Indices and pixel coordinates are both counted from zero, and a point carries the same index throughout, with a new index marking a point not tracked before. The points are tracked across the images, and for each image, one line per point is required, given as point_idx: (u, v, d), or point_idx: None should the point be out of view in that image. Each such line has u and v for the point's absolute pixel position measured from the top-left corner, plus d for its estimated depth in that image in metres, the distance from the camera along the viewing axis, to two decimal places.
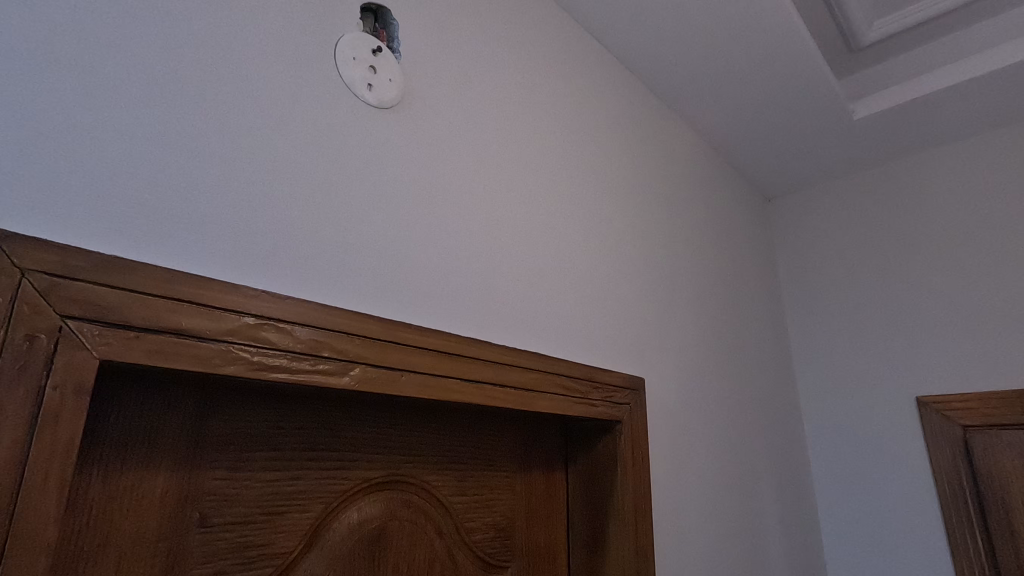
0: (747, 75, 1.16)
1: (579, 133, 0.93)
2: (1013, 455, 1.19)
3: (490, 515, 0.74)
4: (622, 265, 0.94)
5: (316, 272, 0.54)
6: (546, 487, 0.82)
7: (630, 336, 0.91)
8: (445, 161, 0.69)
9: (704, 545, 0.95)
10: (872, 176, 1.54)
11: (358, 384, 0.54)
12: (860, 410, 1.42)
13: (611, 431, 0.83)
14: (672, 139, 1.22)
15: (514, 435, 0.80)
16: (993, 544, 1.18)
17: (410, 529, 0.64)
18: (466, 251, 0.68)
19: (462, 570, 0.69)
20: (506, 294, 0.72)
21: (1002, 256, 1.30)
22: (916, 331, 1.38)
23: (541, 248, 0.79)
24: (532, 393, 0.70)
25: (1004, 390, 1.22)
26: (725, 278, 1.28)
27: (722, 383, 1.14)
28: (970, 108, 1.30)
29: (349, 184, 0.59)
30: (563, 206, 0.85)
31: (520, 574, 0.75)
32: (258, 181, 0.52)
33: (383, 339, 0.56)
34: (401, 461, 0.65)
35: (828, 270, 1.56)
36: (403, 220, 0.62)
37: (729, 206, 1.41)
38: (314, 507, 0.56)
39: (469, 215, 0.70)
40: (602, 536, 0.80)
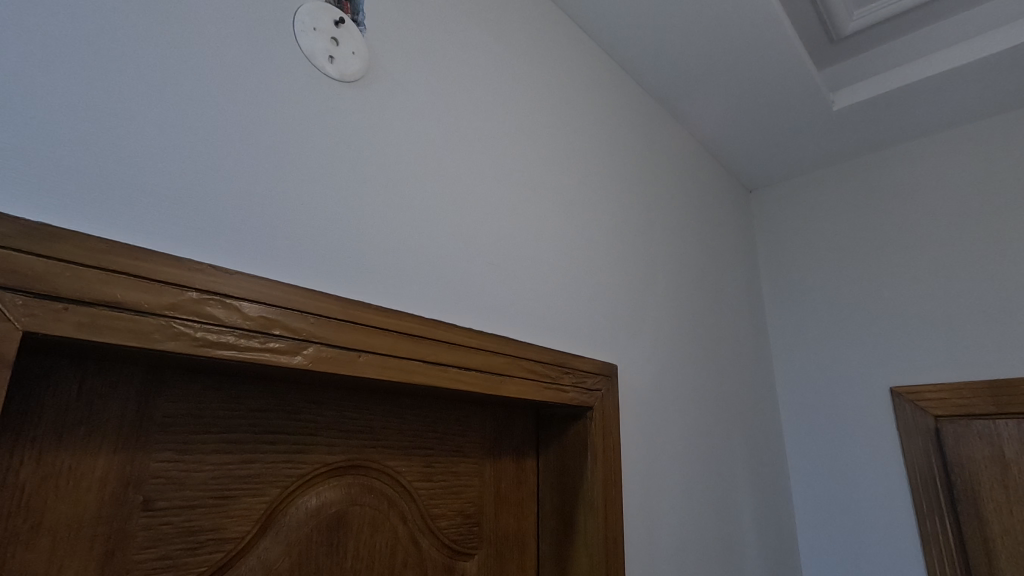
0: (732, 62, 1.13)
1: (557, 119, 0.90)
2: (983, 445, 1.20)
3: (457, 501, 0.73)
4: (596, 253, 0.93)
5: (273, 247, 0.51)
6: (516, 473, 0.82)
7: (602, 322, 0.90)
8: (410, 143, 0.66)
9: (674, 532, 0.96)
10: (862, 164, 1.51)
11: (311, 365, 0.51)
12: (838, 398, 1.42)
13: (582, 417, 0.83)
14: (654, 126, 1.20)
15: (483, 421, 0.79)
16: (962, 531, 1.20)
17: (371, 515, 0.64)
18: (434, 236, 0.66)
19: (426, 557, 0.68)
20: (475, 278, 0.70)
21: (987, 247, 1.28)
22: (896, 320, 1.37)
23: (511, 235, 0.77)
24: (500, 377, 0.69)
25: (979, 382, 1.22)
26: (706, 267, 1.27)
27: (697, 372, 1.13)
28: (964, 95, 1.26)
29: (310, 160, 0.56)
30: (536, 193, 0.83)
31: (486, 560, 0.75)
32: (208, 150, 0.49)
33: (342, 317, 0.53)
34: (363, 445, 0.64)
35: (814, 258, 1.54)
36: (368, 199, 0.60)
37: (710, 196, 1.39)
38: (270, 492, 0.56)
39: (437, 199, 0.68)
40: (572, 521, 0.80)
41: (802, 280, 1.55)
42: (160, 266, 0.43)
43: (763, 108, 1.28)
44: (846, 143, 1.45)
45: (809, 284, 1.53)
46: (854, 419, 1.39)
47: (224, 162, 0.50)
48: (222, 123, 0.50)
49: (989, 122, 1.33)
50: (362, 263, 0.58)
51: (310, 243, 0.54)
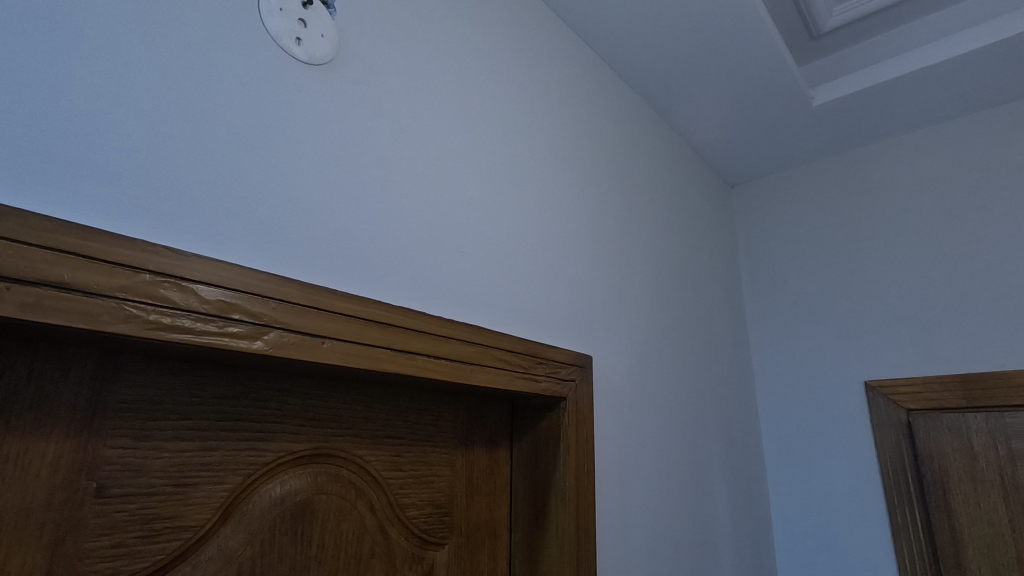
0: (712, 56, 1.13)
1: (534, 109, 0.90)
2: (952, 438, 1.22)
3: (427, 491, 0.73)
4: (573, 244, 0.93)
5: (234, 230, 0.50)
6: (489, 463, 0.82)
7: (578, 313, 0.90)
8: (383, 129, 0.65)
9: (647, 523, 0.96)
10: (841, 160, 1.52)
11: (272, 350, 0.50)
12: (813, 392, 1.44)
13: (555, 408, 0.83)
14: (634, 118, 1.20)
15: (455, 411, 0.79)
16: (930, 522, 1.22)
17: (337, 504, 0.63)
18: (405, 223, 0.65)
19: (394, 546, 0.68)
20: (446, 266, 0.69)
21: (961, 244, 1.30)
22: (872, 315, 1.39)
23: (486, 224, 0.77)
24: (470, 366, 0.69)
25: (950, 376, 1.25)
26: (684, 261, 1.27)
27: (674, 365, 1.14)
28: (941, 93, 1.28)
29: (275, 143, 0.55)
30: (512, 183, 0.83)
31: (456, 550, 0.75)
32: (164, 128, 0.48)
33: (305, 303, 0.52)
34: (330, 434, 0.64)
35: (793, 253, 1.55)
36: (336, 183, 0.59)
37: (690, 190, 1.39)
38: (231, 480, 0.55)
39: (409, 186, 0.67)
40: (543, 512, 0.80)
41: (781, 275, 1.56)
42: (111, 247, 0.42)
43: (744, 102, 1.29)
44: (826, 139, 1.46)
45: (787, 279, 1.55)
46: (828, 412, 1.41)
47: (181, 141, 0.48)
48: (178, 102, 0.49)
49: (965, 121, 1.35)
50: (328, 249, 0.57)
51: (273, 227, 0.53)
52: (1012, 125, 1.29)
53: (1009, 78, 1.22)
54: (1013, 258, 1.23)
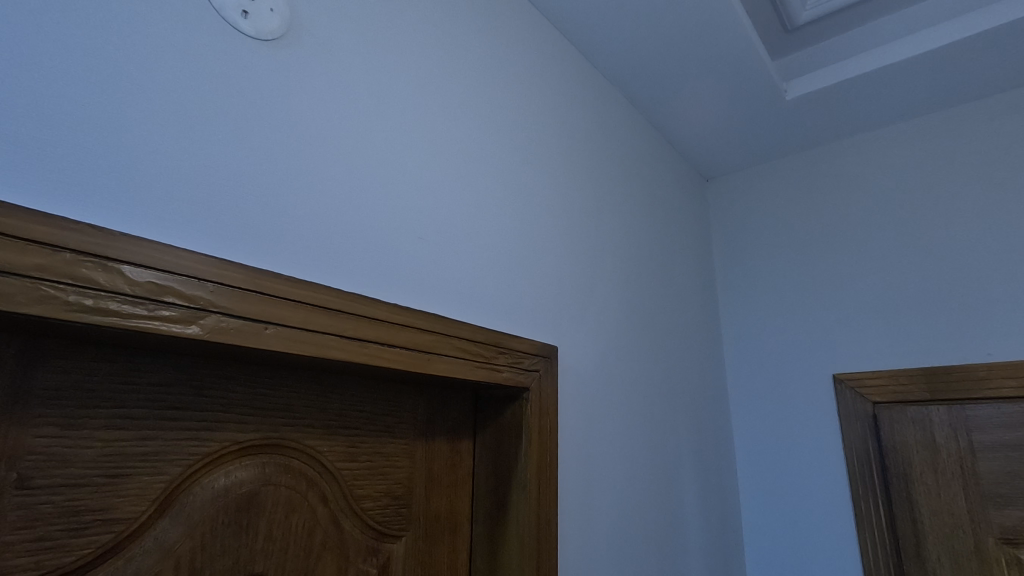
0: (684, 46, 1.12)
1: (501, 94, 0.88)
2: (916, 430, 1.24)
3: (383, 482, 0.71)
4: (541, 233, 0.92)
5: (169, 210, 0.48)
6: (450, 455, 0.81)
7: (544, 302, 0.89)
8: (339, 110, 0.63)
9: (613, 515, 0.96)
10: (814, 154, 1.53)
11: (209, 336, 0.48)
12: (783, 384, 1.45)
13: (518, 398, 0.81)
14: (606, 108, 1.19)
15: (415, 401, 0.77)
16: (893, 513, 1.24)
17: (287, 495, 0.61)
18: (360, 208, 0.64)
19: (348, 539, 0.66)
20: (404, 253, 0.68)
21: (928, 239, 1.31)
22: (841, 309, 1.40)
23: (449, 212, 0.75)
24: (427, 354, 0.67)
25: (914, 369, 1.26)
26: (656, 253, 1.27)
27: (644, 356, 1.14)
28: (910, 89, 1.29)
29: (218, 121, 0.53)
30: (476, 168, 0.81)
31: (414, 542, 0.74)
32: (92, 102, 0.45)
33: (246, 287, 0.50)
34: (280, 424, 0.62)
35: (766, 247, 1.56)
36: (285, 164, 0.57)
37: (663, 183, 1.39)
38: (170, 471, 0.53)
39: (365, 170, 0.65)
40: (505, 504, 0.79)
41: (754, 269, 1.57)
42: (26, 224, 0.39)
43: (718, 95, 1.29)
44: (799, 132, 1.46)
45: (760, 273, 1.56)
46: (797, 405, 1.42)
47: (111, 117, 0.46)
48: (110, 75, 0.47)
49: (935, 118, 1.37)
50: (275, 232, 0.55)
51: (213, 208, 0.51)
52: (979, 123, 1.30)
53: (977, 75, 1.23)
54: (977, 254, 1.24)
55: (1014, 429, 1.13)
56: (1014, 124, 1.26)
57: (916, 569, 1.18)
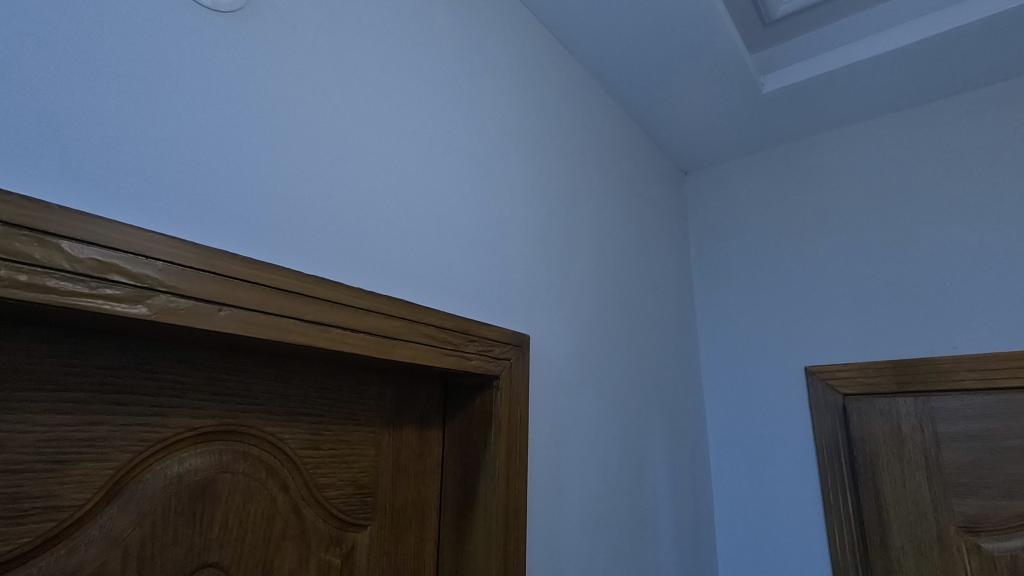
0: (659, 37, 1.13)
1: (473, 79, 0.87)
2: (883, 421, 1.26)
3: (347, 471, 0.70)
4: (513, 221, 0.91)
5: (115, 183, 0.46)
6: (418, 443, 0.80)
7: (516, 290, 0.89)
8: (303, 88, 0.62)
9: (583, 504, 0.96)
10: (789, 149, 1.55)
11: (158, 317, 0.46)
12: (756, 376, 1.47)
13: (488, 387, 0.81)
14: (583, 97, 1.18)
15: (383, 389, 0.76)
16: (860, 502, 1.26)
17: (244, 483, 0.60)
18: (324, 190, 0.62)
19: (309, 528, 0.65)
20: (370, 237, 0.66)
21: (898, 234, 1.34)
22: (813, 302, 1.42)
23: (419, 197, 0.74)
24: (393, 340, 0.66)
25: (883, 362, 1.28)
26: (631, 243, 1.27)
27: (618, 346, 1.14)
28: (883, 85, 1.30)
29: (171, 93, 0.50)
30: (447, 152, 0.80)
31: (379, 532, 0.73)
32: (32, 66, 0.43)
33: (199, 267, 0.49)
34: (238, 410, 0.60)
35: (741, 241, 1.58)
36: (244, 141, 0.55)
37: (640, 174, 1.39)
38: (118, 458, 0.51)
39: (330, 150, 0.63)
40: (473, 493, 0.78)
41: (730, 262, 1.58)
42: None
43: (696, 87, 1.29)
44: (774, 126, 1.48)
45: (735, 266, 1.57)
46: (769, 396, 1.44)
47: (53, 82, 0.44)
48: (52, 40, 0.44)
49: (906, 115, 1.39)
50: (231, 210, 0.53)
51: (162, 183, 0.49)
52: (947, 121, 1.33)
53: (948, 73, 1.25)
54: (944, 249, 1.27)
55: (976, 420, 1.16)
56: (981, 122, 1.29)
57: (881, 557, 1.21)
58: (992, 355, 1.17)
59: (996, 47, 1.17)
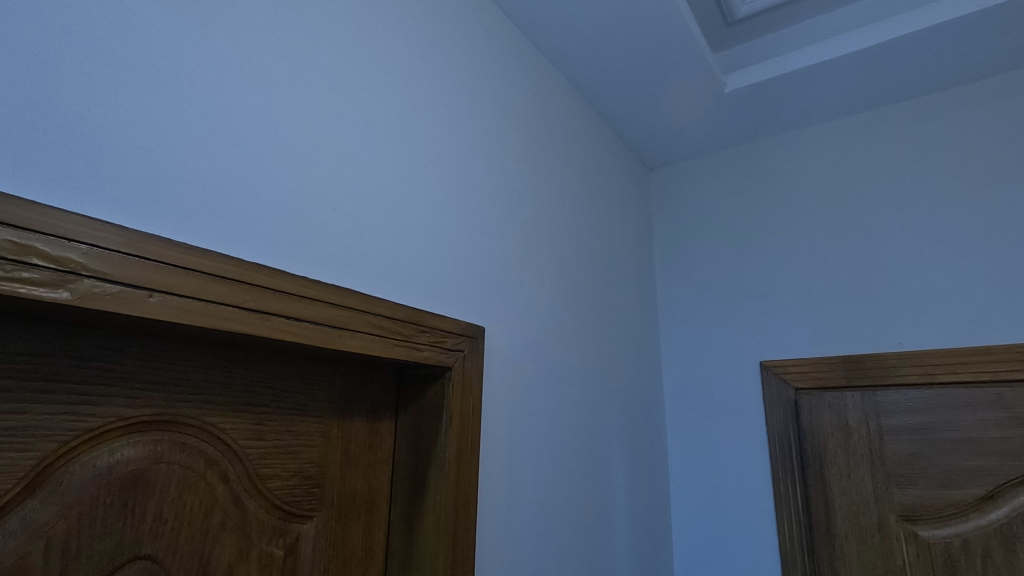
0: (620, 33, 1.14)
1: (432, 68, 0.87)
2: (832, 415, 1.30)
3: (293, 462, 0.69)
4: (470, 213, 0.91)
5: (22, 159, 0.44)
6: (369, 435, 0.79)
7: (473, 282, 0.89)
8: (246, 70, 0.60)
9: (537, 496, 0.96)
10: (750, 149, 1.58)
11: (81, 302, 0.45)
12: (712, 370, 1.50)
13: (440, 378, 0.81)
14: (547, 90, 1.19)
15: (332, 380, 0.75)
16: (808, 493, 1.30)
17: (182, 474, 0.59)
18: (268, 176, 0.61)
19: (251, 520, 0.64)
20: (317, 225, 0.66)
21: (849, 234, 1.38)
22: (768, 299, 1.46)
23: (371, 185, 0.74)
24: (339, 331, 0.65)
25: (834, 358, 1.33)
26: (593, 238, 1.28)
27: (577, 339, 1.15)
28: (837, 88, 1.34)
29: (97, 70, 0.49)
30: (402, 141, 0.79)
31: (326, 524, 0.72)
32: None
33: (128, 251, 0.48)
34: (174, 399, 0.58)
35: (702, 237, 1.60)
36: (179, 124, 0.54)
37: (604, 170, 1.40)
38: (41, 448, 0.49)
39: (276, 137, 0.63)
40: (423, 483, 0.78)
41: (692, 258, 1.61)
42: None
43: (658, 84, 1.31)
44: (736, 126, 1.51)
45: (696, 262, 1.60)
46: (725, 390, 1.47)
47: None
48: None
49: (859, 118, 1.44)
50: (162, 194, 0.52)
51: (88, 165, 0.47)
52: (898, 126, 1.38)
53: (898, 78, 1.30)
54: (892, 250, 1.32)
55: (918, 413, 1.21)
56: (927, 128, 1.34)
57: (826, 544, 1.25)
58: (933, 351, 1.22)
59: (942, 56, 1.22)
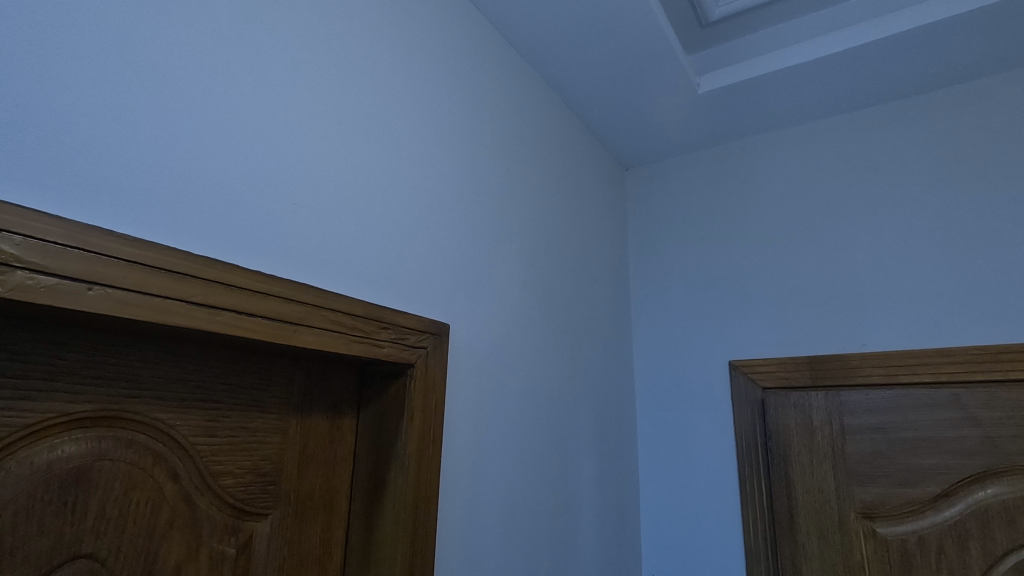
0: (593, 32, 1.15)
1: (399, 61, 0.86)
2: (797, 414, 1.32)
3: (247, 459, 0.68)
4: (437, 208, 0.90)
5: None
6: (329, 431, 0.78)
7: (438, 279, 0.88)
8: (200, 59, 0.59)
9: (501, 494, 0.96)
10: (722, 150, 1.60)
11: (15, 294, 0.44)
12: (682, 368, 1.52)
13: (402, 375, 0.80)
14: (520, 87, 1.19)
15: (291, 376, 0.74)
16: (772, 491, 1.32)
17: (127, 471, 0.57)
18: (223, 168, 0.60)
19: (201, 518, 0.63)
20: (274, 219, 0.65)
21: (816, 236, 1.41)
22: (738, 299, 1.48)
23: (332, 179, 0.72)
24: (295, 326, 0.64)
25: (800, 358, 1.35)
26: (564, 236, 1.29)
27: (546, 336, 1.15)
28: (807, 92, 1.36)
29: (39, 55, 0.47)
30: (366, 134, 0.78)
31: (282, 522, 0.71)
32: None
33: (66, 243, 0.46)
34: (120, 395, 0.57)
35: (675, 237, 1.62)
36: (126, 112, 0.52)
37: (577, 168, 1.40)
38: None
39: (232, 127, 0.61)
40: (383, 480, 0.78)
41: (665, 258, 1.62)
42: None
43: (632, 84, 1.32)
44: (710, 127, 1.52)
45: (669, 261, 1.61)
46: (694, 388, 1.49)
47: None
48: None
49: (829, 122, 1.46)
50: (105, 184, 0.50)
51: (31, 154, 0.46)
52: (865, 131, 1.41)
53: (867, 83, 1.32)
54: (857, 253, 1.34)
55: (879, 413, 1.23)
56: (893, 133, 1.37)
57: (788, 541, 1.28)
58: (894, 352, 1.24)
59: (909, 62, 1.25)
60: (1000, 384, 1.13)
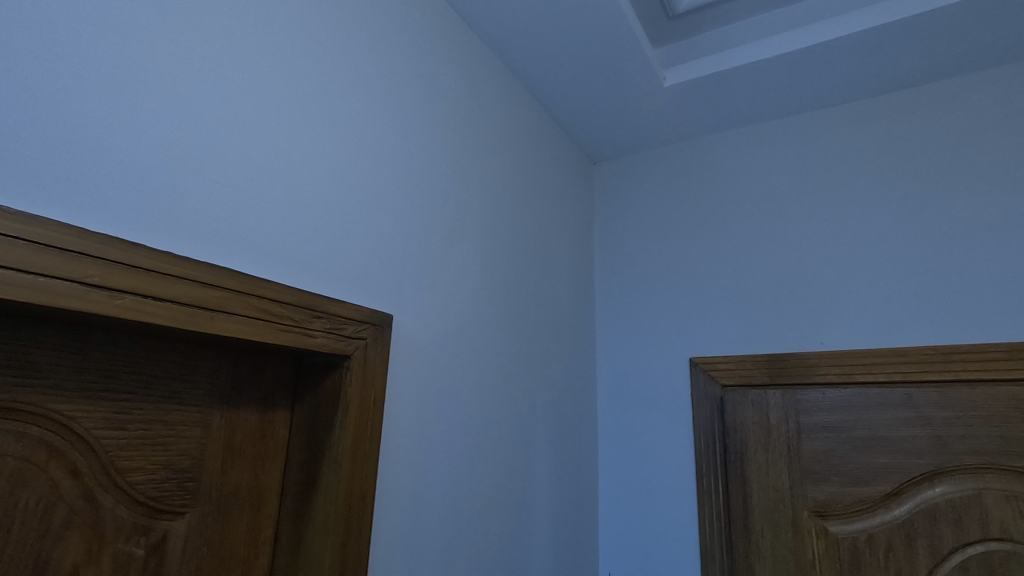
0: (555, 19, 1.12)
1: (345, 37, 0.82)
2: (754, 412, 1.32)
3: (161, 454, 0.64)
4: (383, 193, 0.86)
5: None
6: (258, 425, 0.74)
7: (383, 267, 0.84)
8: (105, 19, 0.54)
9: (446, 492, 0.93)
10: (689, 146, 1.59)
11: None
12: (643, 365, 1.50)
13: (339, 367, 0.76)
14: (480, 73, 1.15)
15: (216, 367, 0.70)
16: (728, 488, 1.31)
17: (17, 466, 0.53)
18: (131, 138, 0.55)
19: (105, 517, 0.59)
20: (192, 197, 0.60)
21: (779, 234, 1.40)
22: (700, 296, 1.47)
23: (263, 157, 0.68)
24: (212, 313, 0.60)
25: (760, 356, 1.34)
26: (524, 228, 1.25)
27: (501, 330, 1.12)
28: (772, 87, 1.36)
29: None
30: (303, 111, 0.74)
31: (201, 521, 0.67)
32: None
33: None
34: (8, 384, 0.52)
35: (641, 233, 1.60)
36: (14, 73, 0.48)
37: (540, 159, 1.38)
38: None
39: (144, 94, 0.57)
40: (315, 477, 0.74)
41: (630, 254, 1.60)
42: None
43: (597, 74, 1.29)
44: (676, 121, 1.50)
45: (633, 256, 1.59)
46: (655, 385, 1.47)
47: None
48: None
49: (794, 121, 1.46)
50: None
51: None
52: (828, 130, 1.41)
53: (830, 81, 1.32)
54: (818, 251, 1.34)
55: (835, 412, 1.23)
56: (856, 133, 1.37)
57: (742, 539, 1.27)
58: (851, 351, 1.25)
59: (870, 61, 1.25)
60: (951, 384, 1.14)
